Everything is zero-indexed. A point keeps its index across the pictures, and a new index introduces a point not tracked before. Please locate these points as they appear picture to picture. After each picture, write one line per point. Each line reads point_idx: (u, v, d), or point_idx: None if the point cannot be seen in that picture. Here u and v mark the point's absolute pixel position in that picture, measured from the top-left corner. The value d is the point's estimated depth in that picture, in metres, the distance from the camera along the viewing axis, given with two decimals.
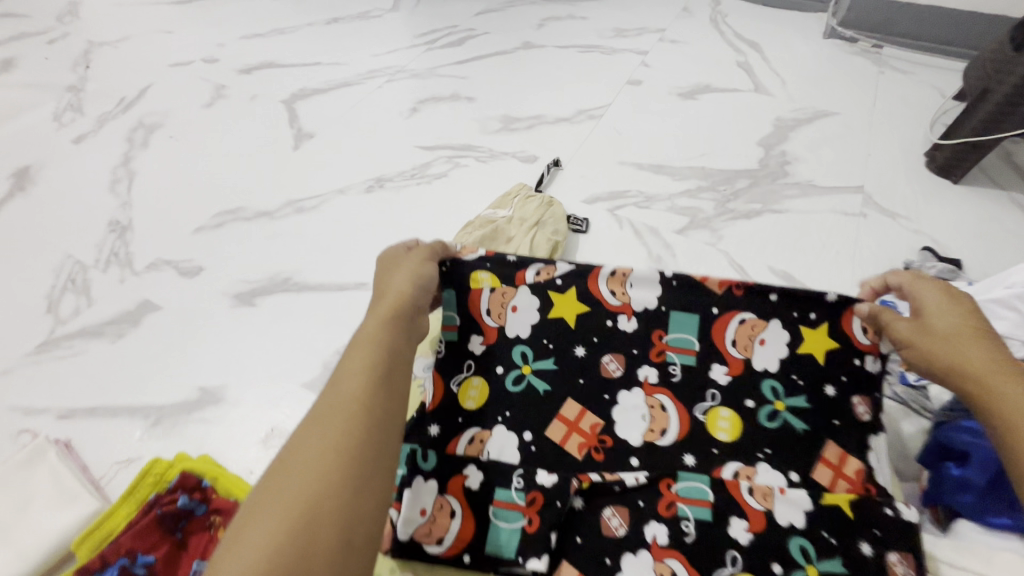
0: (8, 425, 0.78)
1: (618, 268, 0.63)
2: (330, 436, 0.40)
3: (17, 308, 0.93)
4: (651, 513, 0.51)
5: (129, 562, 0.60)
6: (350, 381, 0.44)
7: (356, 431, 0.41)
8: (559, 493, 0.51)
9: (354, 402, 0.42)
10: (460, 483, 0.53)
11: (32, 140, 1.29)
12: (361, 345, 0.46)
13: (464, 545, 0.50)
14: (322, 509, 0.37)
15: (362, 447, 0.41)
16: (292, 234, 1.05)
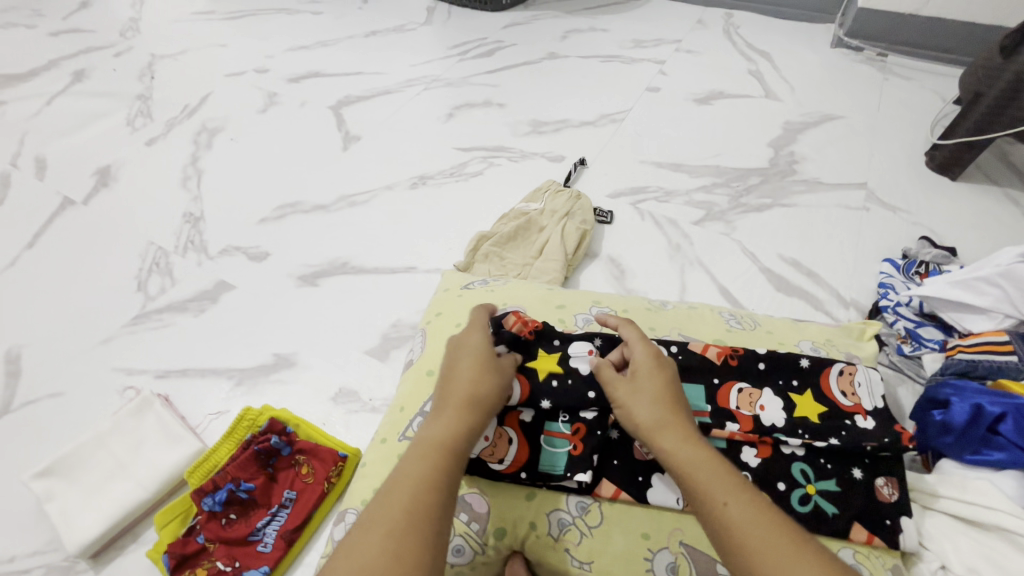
0: (114, 383, 0.91)
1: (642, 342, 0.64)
2: (416, 473, 0.48)
3: (111, 287, 1.06)
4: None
5: (234, 486, 0.71)
6: (434, 430, 0.52)
7: (437, 471, 0.49)
8: (598, 424, 0.62)
9: (436, 448, 0.51)
10: (516, 417, 0.63)
11: (109, 142, 1.43)
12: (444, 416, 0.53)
13: (520, 465, 0.61)
14: (404, 538, 0.44)
15: (440, 487, 0.48)
16: (346, 224, 1.18)
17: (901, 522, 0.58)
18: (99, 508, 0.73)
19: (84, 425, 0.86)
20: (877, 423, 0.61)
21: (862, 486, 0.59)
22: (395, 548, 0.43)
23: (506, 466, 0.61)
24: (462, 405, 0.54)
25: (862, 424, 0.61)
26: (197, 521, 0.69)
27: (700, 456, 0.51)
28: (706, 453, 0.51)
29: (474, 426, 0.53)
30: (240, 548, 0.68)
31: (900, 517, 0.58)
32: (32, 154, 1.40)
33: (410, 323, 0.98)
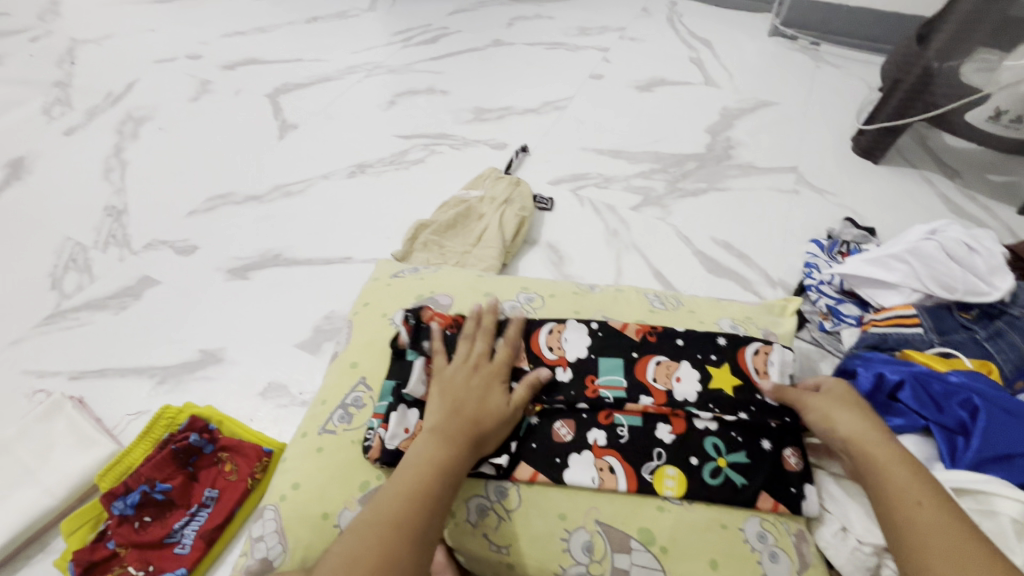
0: (23, 386, 0.86)
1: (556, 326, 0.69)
2: (403, 487, 0.53)
3: (22, 285, 1.00)
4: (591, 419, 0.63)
5: (149, 488, 0.68)
6: (426, 450, 0.55)
7: (419, 488, 0.52)
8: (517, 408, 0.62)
9: (427, 468, 0.54)
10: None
11: (23, 133, 1.34)
12: (442, 438, 0.56)
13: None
14: (386, 551, 0.48)
15: (418, 506, 0.51)
16: (280, 215, 1.14)
17: (803, 489, 0.60)
18: (2, 517, 0.69)
19: None
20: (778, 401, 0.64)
21: (770, 456, 0.61)
22: (385, 542, 0.48)
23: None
24: (450, 428, 0.57)
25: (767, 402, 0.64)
26: (108, 527, 0.66)
27: (898, 460, 0.54)
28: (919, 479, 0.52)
29: (466, 447, 0.56)
30: (156, 551, 0.66)
31: (804, 484, 0.60)
32: None
33: (345, 314, 0.96)
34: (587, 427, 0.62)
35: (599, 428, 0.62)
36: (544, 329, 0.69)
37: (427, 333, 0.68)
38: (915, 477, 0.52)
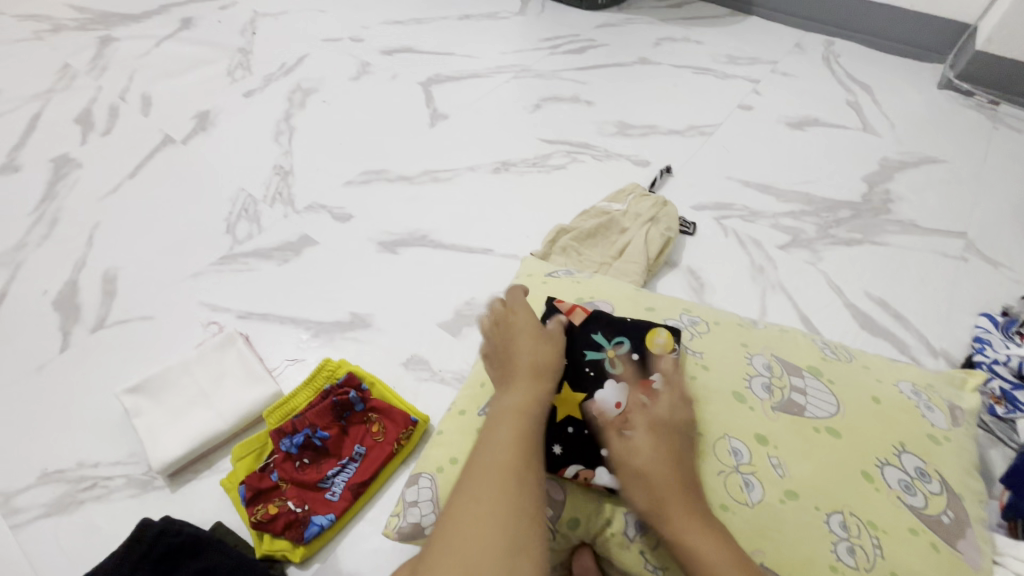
0: (199, 316, 0.95)
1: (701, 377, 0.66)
2: (501, 428, 0.58)
3: (204, 225, 1.11)
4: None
5: (311, 432, 0.73)
6: (512, 396, 0.61)
7: (515, 428, 0.58)
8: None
9: (513, 410, 0.60)
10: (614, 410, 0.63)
11: (209, 89, 1.49)
12: (516, 387, 0.62)
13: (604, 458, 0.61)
14: (510, 483, 0.54)
15: (520, 444, 0.57)
16: (428, 199, 1.19)
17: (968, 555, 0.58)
18: (183, 430, 0.76)
19: (170, 350, 0.89)
20: (943, 488, 0.60)
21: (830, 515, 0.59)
22: (505, 474, 0.54)
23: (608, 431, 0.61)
24: (536, 376, 0.63)
25: (930, 487, 0.60)
26: (273, 460, 0.72)
27: (689, 517, 0.54)
28: (709, 536, 0.53)
29: (541, 392, 0.62)
30: (311, 492, 0.70)
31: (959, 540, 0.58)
32: (139, 91, 1.47)
33: (484, 303, 0.98)
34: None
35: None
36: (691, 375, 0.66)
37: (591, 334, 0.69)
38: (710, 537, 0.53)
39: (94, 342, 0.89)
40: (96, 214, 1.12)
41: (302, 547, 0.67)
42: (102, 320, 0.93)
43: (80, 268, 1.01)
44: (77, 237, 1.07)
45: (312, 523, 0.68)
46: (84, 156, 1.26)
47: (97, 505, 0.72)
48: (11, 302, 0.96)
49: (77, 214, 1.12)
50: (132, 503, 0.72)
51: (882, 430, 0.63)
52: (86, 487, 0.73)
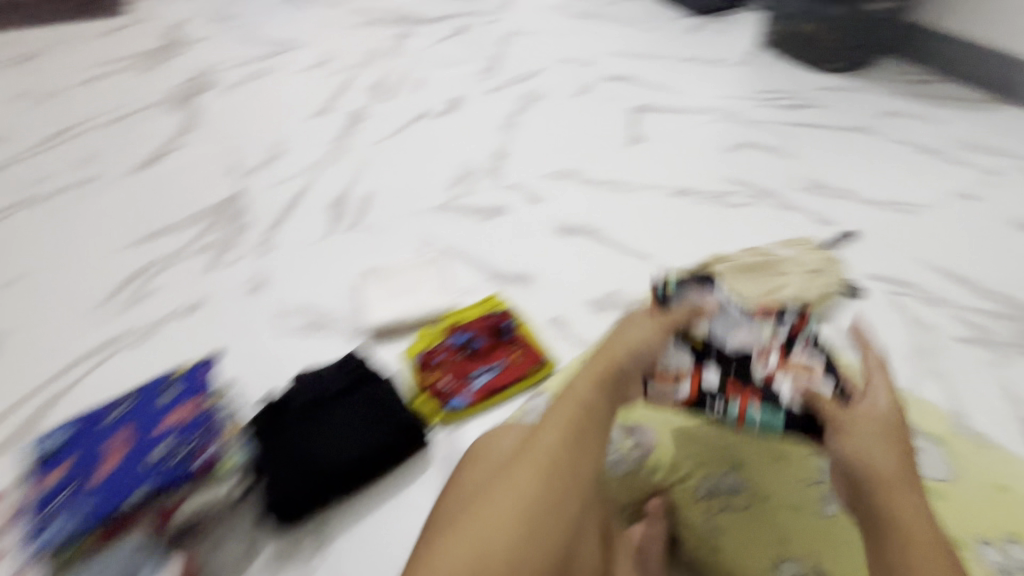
0: (415, 240, 1.25)
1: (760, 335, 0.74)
2: (562, 411, 0.64)
3: (434, 178, 1.43)
4: (778, 370, 0.71)
5: (472, 338, 0.96)
6: (580, 385, 0.67)
7: (575, 412, 0.63)
8: (739, 358, 0.72)
9: (575, 397, 0.65)
10: (695, 394, 0.72)
11: (463, 83, 1.87)
12: (576, 388, 0.66)
13: (701, 402, 0.72)
14: (569, 451, 0.60)
15: (579, 424, 0.62)
16: (608, 203, 1.37)
17: None
18: (389, 307, 1.06)
19: (392, 256, 1.20)
20: None
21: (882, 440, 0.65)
22: (563, 442, 0.60)
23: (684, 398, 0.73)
24: (604, 379, 0.67)
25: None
26: (441, 347, 0.96)
27: (897, 484, 0.59)
28: (921, 511, 0.57)
29: (603, 394, 0.67)
30: (460, 379, 0.92)
31: None
32: (415, 74, 1.89)
33: (628, 296, 1.12)
34: (766, 367, 0.72)
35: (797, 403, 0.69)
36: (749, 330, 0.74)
37: (692, 298, 0.75)
38: (923, 520, 0.57)
39: (348, 236, 1.25)
40: (368, 153, 1.52)
41: (443, 413, 0.88)
42: (355, 224, 1.28)
43: (350, 186, 1.40)
44: (353, 166, 1.47)
45: (454, 400, 0.89)
46: (370, 111, 1.69)
47: (326, 337, 1.03)
48: (307, 195, 1.37)
49: (356, 150, 1.53)
50: (346, 343, 1.02)
51: (990, 510, 0.69)
52: (322, 323, 1.05)
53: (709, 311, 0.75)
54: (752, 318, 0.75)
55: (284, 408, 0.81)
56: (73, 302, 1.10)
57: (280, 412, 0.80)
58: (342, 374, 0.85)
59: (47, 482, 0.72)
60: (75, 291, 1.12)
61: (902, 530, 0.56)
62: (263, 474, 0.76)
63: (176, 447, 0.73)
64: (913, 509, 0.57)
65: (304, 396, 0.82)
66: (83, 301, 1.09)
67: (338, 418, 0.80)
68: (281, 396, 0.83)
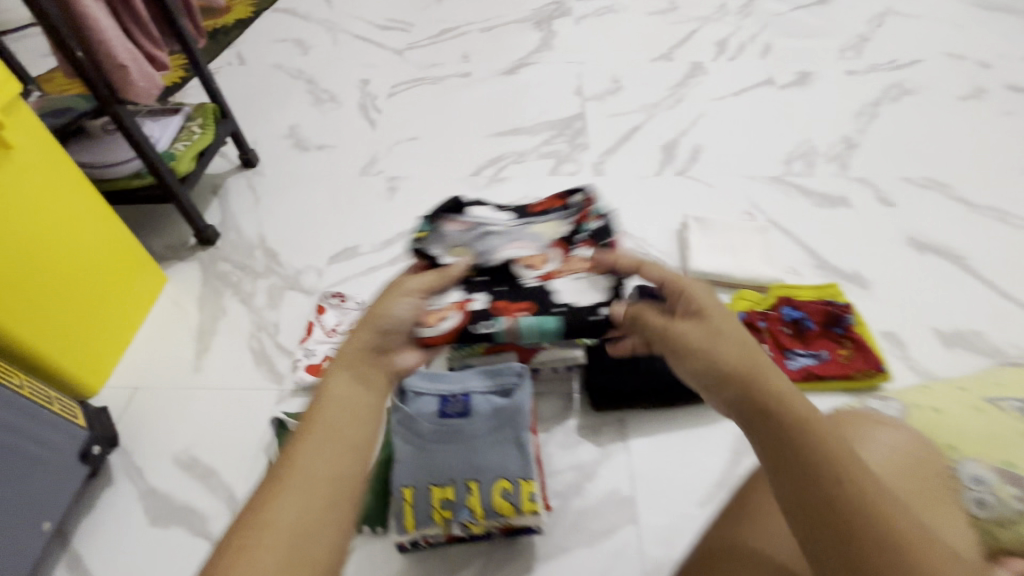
0: (742, 204, 1.21)
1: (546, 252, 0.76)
2: (353, 362, 0.50)
3: (771, 149, 1.36)
4: (557, 271, 0.73)
5: (804, 318, 0.92)
6: (393, 309, 0.55)
7: (366, 350, 0.51)
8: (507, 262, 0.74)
9: (370, 335, 0.52)
10: (466, 299, 0.71)
11: (818, 57, 1.68)
12: (369, 326, 0.53)
13: (466, 316, 0.66)
14: (370, 421, 0.48)
15: (378, 378, 0.50)
16: (981, 233, 1.15)
17: None
18: (713, 258, 1.05)
19: (716, 213, 1.20)
20: None
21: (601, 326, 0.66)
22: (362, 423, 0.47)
23: (543, 278, 0.73)
24: (383, 315, 0.54)
25: None
26: (768, 313, 0.94)
27: (831, 447, 0.39)
28: (858, 472, 0.38)
29: (393, 320, 0.54)
30: (780, 351, 0.89)
31: None
32: (764, 39, 1.76)
33: (990, 342, 0.97)
34: (540, 271, 0.74)
35: (590, 307, 0.66)
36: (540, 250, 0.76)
37: (446, 214, 0.80)
38: (882, 504, 0.37)
39: (675, 181, 1.28)
40: (703, 109, 1.51)
41: None
42: (684, 172, 1.30)
43: (682, 135, 1.41)
44: (687, 118, 1.48)
45: None
46: (712, 68, 1.65)
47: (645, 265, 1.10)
48: (641, 134, 1.42)
49: (692, 103, 1.53)
50: None
51: None
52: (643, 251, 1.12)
53: (459, 225, 0.79)
54: (528, 224, 0.80)
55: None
56: (449, 168, 1.33)
57: None
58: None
59: None
60: (450, 160, 1.35)
61: (883, 535, 0.36)
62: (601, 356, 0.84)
63: None
64: (886, 522, 0.36)
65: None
66: (456, 170, 1.32)
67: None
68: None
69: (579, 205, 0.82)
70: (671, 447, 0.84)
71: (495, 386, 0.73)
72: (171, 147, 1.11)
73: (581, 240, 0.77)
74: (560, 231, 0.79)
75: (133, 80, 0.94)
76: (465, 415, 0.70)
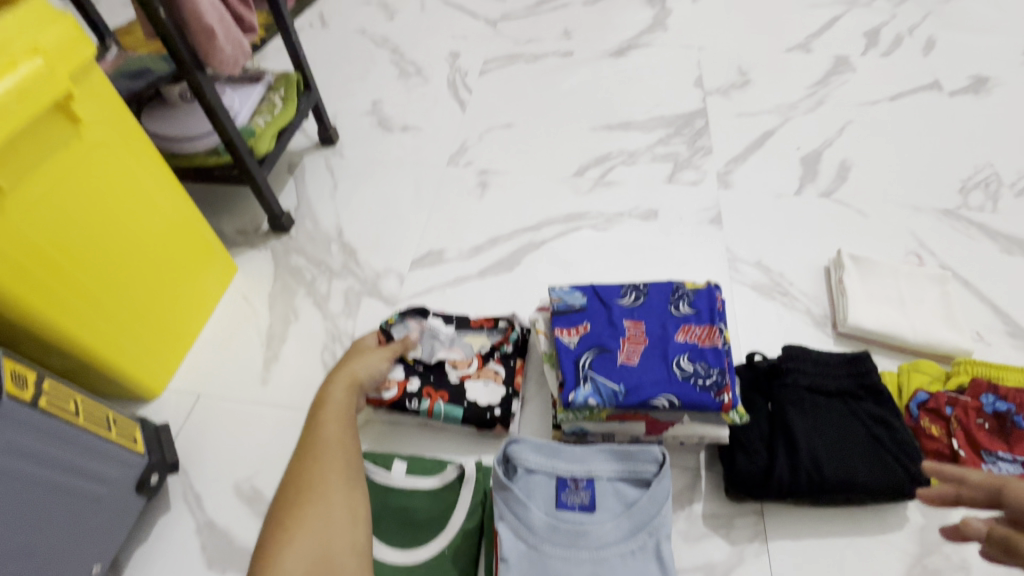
0: (906, 243, 1.00)
1: (466, 355, 0.79)
2: (336, 417, 0.69)
3: (941, 174, 1.11)
4: (473, 374, 0.77)
5: (1010, 411, 0.71)
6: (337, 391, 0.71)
7: (339, 408, 0.70)
8: (434, 365, 0.78)
9: (337, 406, 0.70)
10: (406, 379, 0.76)
11: (998, 57, 1.37)
12: (333, 396, 0.71)
13: (403, 393, 0.75)
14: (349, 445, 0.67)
15: (348, 424, 0.69)
16: None
17: None
18: (876, 312, 0.85)
19: (872, 251, 0.99)
20: None
21: (487, 417, 0.73)
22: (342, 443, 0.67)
23: (462, 378, 0.77)
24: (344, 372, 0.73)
25: None
26: (959, 398, 0.74)
27: None
28: None
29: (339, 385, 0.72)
30: (972, 451, 0.70)
31: None
32: (927, 33, 1.45)
33: None
34: (462, 369, 0.77)
35: (486, 404, 0.74)
36: (463, 349, 0.79)
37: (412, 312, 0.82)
38: None
39: (819, 204, 1.06)
40: (851, 113, 1.25)
41: None
42: (829, 192, 1.08)
43: (826, 146, 1.18)
44: (832, 124, 1.23)
45: None
46: (861, 63, 1.38)
47: (785, 309, 0.91)
48: (775, 140, 1.20)
49: (838, 106, 1.27)
50: (807, 328, 0.89)
51: None
52: (781, 291, 0.93)
53: (418, 324, 0.82)
54: (462, 330, 0.82)
55: (783, 379, 0.72)
56: (548, 164, 1.16)
57: (777, 382, 0.72)
58: (850, 374, 0.72)
59: (569, 339, 0.71)
60: (550, 155, 1.18)
61: None
62: (746, 434, 0.69)
63: (697, 371, 0.65)
64: None
65: (808, 376, 0.72)
66: (556, 168, 1.15)
67: (838, 421, 0.69)
68: (775, 360, 0.74)
69: (501, 331, 0.81)
70: (830, 560, 0.66)
71: (628, 472, 0.59)
72: (250, 122, 0.99)
73: (498, 356, 0.79)
74: (485, 345, 0.80)
75: (218, 45, 0.80)
76: (590, 510, 0.58)
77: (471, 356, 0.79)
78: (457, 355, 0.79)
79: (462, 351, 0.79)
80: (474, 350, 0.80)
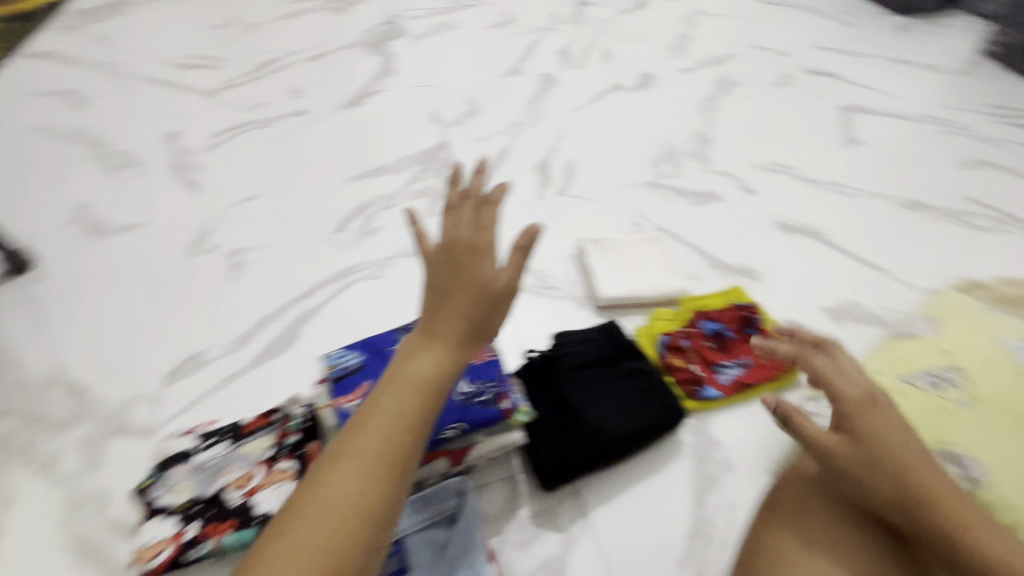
0: (628, 217, 1.20)
1: (246, 468, 0.71)
2: (411, 392, 0.55)
3: (638, 155, 1.36)
4: (259, 485, 0.69)
5: (722, 328, 0.91)
6: (421, 364, 0.57)
7: (424, 398, 0.55)
8: (210, 497, 0.69)
9: (419, 386, 0.56)
10: (182, 528, 0.67)
11: (654, 58, 1.74)
12: (441, 359, 0.57)
13: (179, 546, 0.66)
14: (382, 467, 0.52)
15: (407, 430, 0.54)
16: (827, 207, 1.25)
17: None
18: (618, 281, 1.00)
19: (607, 231, 1.17)
20: None
21: None
22: (380, 464, 0.52)
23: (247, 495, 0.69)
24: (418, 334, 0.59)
25: None
26: (689, 330, 0.91)
27: None
28: None
29: (425, 373, 0.57)
30: (708, 369, 0.87)
31: None
32: (602, 46, 1.77)
33: (870, 309, 1.04)
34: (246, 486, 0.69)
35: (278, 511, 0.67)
36: (241, 462, 0.71)
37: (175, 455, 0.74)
38: None
39: (558, 203, 1.21)
40: (564, 121, 1.46)
41: (694, 399, 0.84)
42: (563, 190, 1.25)
43: (552, 152, 1.36)
44: (552, 132, 1.42)
45: (707, 389, 0.85)
46: (562, 78, 1.62)
47: (553, 301, 1.01)
48: (512, 156, 1.34)
49: (553, 116, 1.48)
50: (575, 311, 1.00)
51: None
52: (546, 287, 1.03)
53: (183, 464, 0.73)
54: (238, 443, 0.74)
55: (558, 366, 0.80)
56: (304, 228, 1.12)
57: (553, 371, 0.80)
58: (607, 342, 0.83)
59: (351, 404, 0.68)
60: (305, 218, 1.13)
61: None
62: (541, 427, 0.74)
63: (476, 391, 0.68)
64: None
65: (575, 357, 0.81)
66: (315, 229, 1.11)
67: (609, 386, 0.79)
68: (549, 352, 0.82)
69: (281, 424, 0.75)
70: (638, 506, 0.75)
71: (430, 517, 0.63)
72: None
73: (285, 451, 0.72)
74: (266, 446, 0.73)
75: None
76: (404, 570, 0.60)
77: (252, 467, 0.71)
78: (235, 472, 0.71)
79: (241, 467, 0.71)
80: (255, 458, 0.72)
